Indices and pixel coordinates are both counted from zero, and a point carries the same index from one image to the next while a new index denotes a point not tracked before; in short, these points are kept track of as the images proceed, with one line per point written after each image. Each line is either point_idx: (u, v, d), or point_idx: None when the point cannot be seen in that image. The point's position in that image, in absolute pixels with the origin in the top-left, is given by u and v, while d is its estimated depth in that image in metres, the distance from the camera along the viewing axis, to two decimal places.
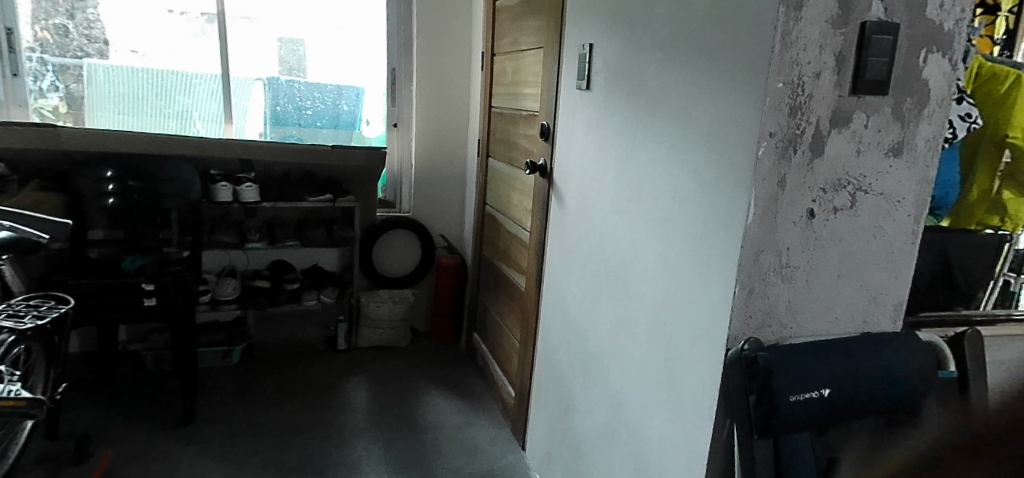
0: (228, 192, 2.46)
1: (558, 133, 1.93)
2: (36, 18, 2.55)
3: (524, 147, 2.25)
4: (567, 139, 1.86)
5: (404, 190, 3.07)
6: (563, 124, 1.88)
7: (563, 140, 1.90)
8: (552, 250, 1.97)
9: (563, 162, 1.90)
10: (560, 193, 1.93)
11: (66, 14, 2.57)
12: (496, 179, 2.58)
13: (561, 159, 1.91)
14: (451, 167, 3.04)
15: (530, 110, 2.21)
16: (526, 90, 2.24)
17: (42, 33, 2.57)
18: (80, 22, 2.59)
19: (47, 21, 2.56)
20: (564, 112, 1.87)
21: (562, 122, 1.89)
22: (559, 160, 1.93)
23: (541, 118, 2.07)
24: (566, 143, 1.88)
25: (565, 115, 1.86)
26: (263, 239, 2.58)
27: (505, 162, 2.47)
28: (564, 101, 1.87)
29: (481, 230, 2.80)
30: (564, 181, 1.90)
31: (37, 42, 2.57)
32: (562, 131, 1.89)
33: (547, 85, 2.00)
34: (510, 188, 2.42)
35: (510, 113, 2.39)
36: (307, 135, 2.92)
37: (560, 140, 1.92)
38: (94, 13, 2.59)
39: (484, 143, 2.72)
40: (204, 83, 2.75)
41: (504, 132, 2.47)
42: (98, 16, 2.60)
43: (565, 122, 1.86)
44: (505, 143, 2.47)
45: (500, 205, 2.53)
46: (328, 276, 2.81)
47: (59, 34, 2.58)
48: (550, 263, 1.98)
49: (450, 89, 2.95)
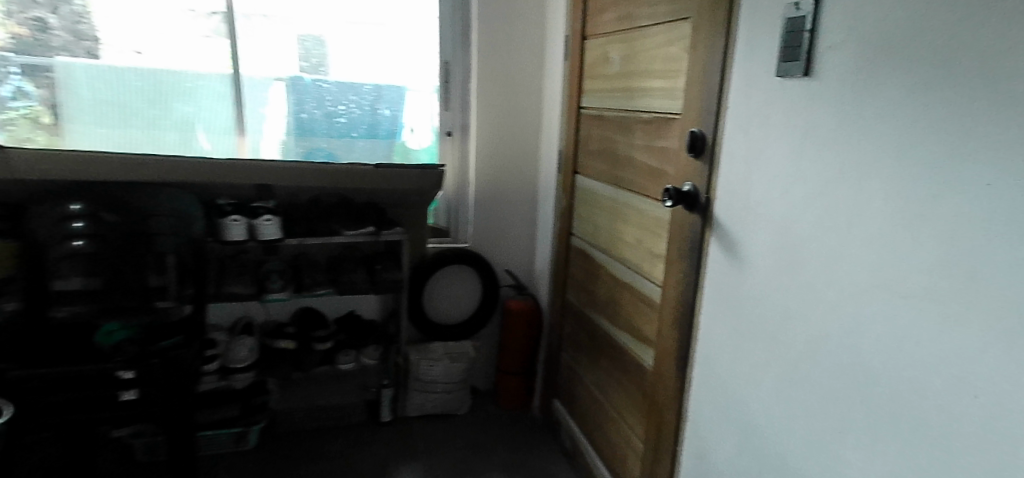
0: (240, 228, 1.79)
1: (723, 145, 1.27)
2: (8, 9, 1.93)
3: (644, 164, 1.57)
4: (747, 155, 1.19)
5: (461, 216, 2.39)
6: (738, 132, 1.22)
7: (735, 156, 1.23)
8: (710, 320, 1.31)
9: (735, 189, 1.23)
10: (730, 235, 1.25)
11: (48, 5, 1.95)
12: (591, 203, 1.89)
13: (731, 183, 1.25)
14: (518, 186, 2.34)
15: (659, 112, 1.50)
16: (650, 83, 1.55)
17: (17, 28, 1.94)
18: (66, 16, 1.97)
19: (23, 14, 1.94)
20: (740, 113, 1.21)
21: (734, 128, 1.23)
22: (727, 185, 1.26)
23: (682, 123, 1.40)
24: (744, 159, 1.20)
25: (743, 120, 1.20)
26: (286, 288, 1.90)
27: (606, 181, 1.79)
28: (740, 96, 1.21)
29: (564, 268, 2.11)
30: (738, 219, 1.23)
31: (12, 39, 1.95)
32: (733, 142, 1.23)
33: (700, 76, 1.33)
34: (616, 218, 1.73)
35: (616, 115, 1.72)
36: (339, 150, 2.28)
37: (727, 154, 1.26)
38: (82, 4, 1.98)
39: (570, 155, 2.01)
40: (206, 87, 2.12)
41: (604, 141, 1.79)
42: (87, 6, 1.98)
43: (744, 131, 1.20)
44: (605, 157, 1.79)
45: (598, 242, 1.86)
46: (370, 327, 2.10)
47: (37, 31, 1.96)
48: (705, 339, 1.33)
49: (518, 84, 2.25)
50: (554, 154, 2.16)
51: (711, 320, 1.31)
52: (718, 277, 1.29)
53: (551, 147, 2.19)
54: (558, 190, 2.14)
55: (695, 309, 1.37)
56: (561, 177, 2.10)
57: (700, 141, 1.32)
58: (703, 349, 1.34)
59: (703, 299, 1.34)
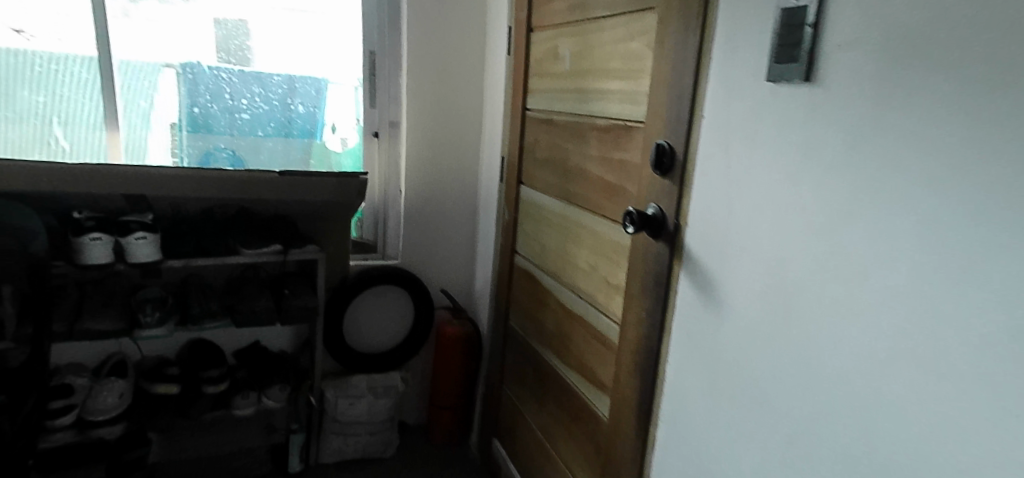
0: (103, 249, 1.47)
1: (697, 161, 1.05)
2: None
3: (600, 179, 1.34)
4: (729, 175, 0.97)
5: (390, 228, 2.10)
6: (716, 146, 1.00)
7: (712, 175, 1.01)
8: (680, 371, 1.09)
9: (713, 215, 1.01)
10: (706, 272, 1.03)
11: None
12: (537, 219, 1.66)
13: (708, 208, 1.02)
14: (455, 195, 2.07)
15: (619, 119, 1.28)
16: (607, 84, 1.32)
17: None
18: None
19: None
20: (719, 124, 0.99)
21: (712, 142, 1.01)
22: (703, 211, 1.04)
23: (647, 132, 1.17)
24: (724, 180, 0.98)
25: (723, 134, 0.98)
26: (165, 323, 1.57)
27: (555, 196, 1.55)
28: (720, 103, 0.99)
29: (506, 291, 1.87)
30: (717, 253, 1.01)
31: None
32: (711, 158, 1.01)
33: (670, 77, 1.10)
34: (566, 238, 1.50)
35: (567, 119, 1.48)
36: (243, 150, 1.96)
37: (702, 173, 1.04)
38: None
39: (514, 163, 1.76)
40: (64, 76, 1.75)
41: (553, 149, 1.55)
42: None
43: (724, 148, 0.98)
44: (553, 168, 1.55)
45: (546, 265, 1.62)
46: (275, 363, 1.83)
47: None
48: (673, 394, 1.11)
49: (455, 81, 1.99)
50: (496, 161, 1.91)
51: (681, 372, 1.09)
52: (690, 321, 1.07)
53: (494, 153, 1.94)
54: (500, 202, 1.89)
55: (662, 356, 1.14)
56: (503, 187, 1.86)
57: (670, 155, 1.10)
58: (670, 405, 1.12)
59: (672, 346, 1.12)
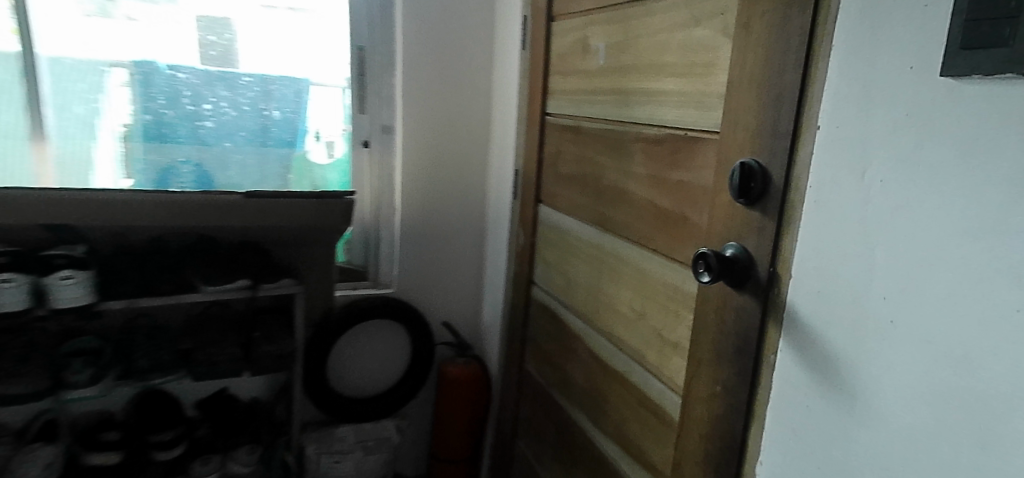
0: (16, 293, 1.16)
1: (809, 188, 0.76)
2: None
3: (651, 205, 1.04)
4: (866, 212, 0.68)
5: (382, 253, 1.79)
6: (843, 169, 0.71)
7: (834, 209, 0.72)
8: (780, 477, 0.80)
9: (834, 266, 0.72)
10: (826, 345, 0.73)
11: None
12: (562, 246, 1.36)
13: (826, 256, 0.73)
14: (458, 214, 1.77)
15: (678, 128, 0.98)
16: (658, 83, 1.03)
17: None
18: None
19: None
20: (849, 138, 0.70)
21: (836, 162, 0.72)
22: (818, 259, 0.74)
23: (724, 146, 0.88)
24: (857, 218, 0.69)
25: (864, 156, 0.68)
26: (96, 377, 1.29)
27: (586, 221, 1.25)
28: (849, 108, 0.70)
29: (523, 329, 1.56)
30: (842, 321, 0.71)
31: None
32: (834, 185, 0.72)
33: (761, 75, 0.81)
34: (601, 274, 1.21)
35: (603, 128, 1.17)
36: (211, 164, 1.65)
37: (815, 206, 0.75)
38: None
39: (530, 178, 1.47)
40: None
41: (581, 163, 1.26)
42: None
43: (863, 176, 0.68)
44: (583, 186, 1.25)
45: (574, 304, 1.32)
46: (244, 417, 1.53)
47: None
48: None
49: (458, 81, 1.69)
50: (508, 175, 1.61)
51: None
52: (795, 408, 0.78)
53: (505, 164, 1.64)
54: (513, 223, 1.59)
55: (749, 447, 0.85)
56: (518, 205, 1.56)
57: (764, 178, 0.81)
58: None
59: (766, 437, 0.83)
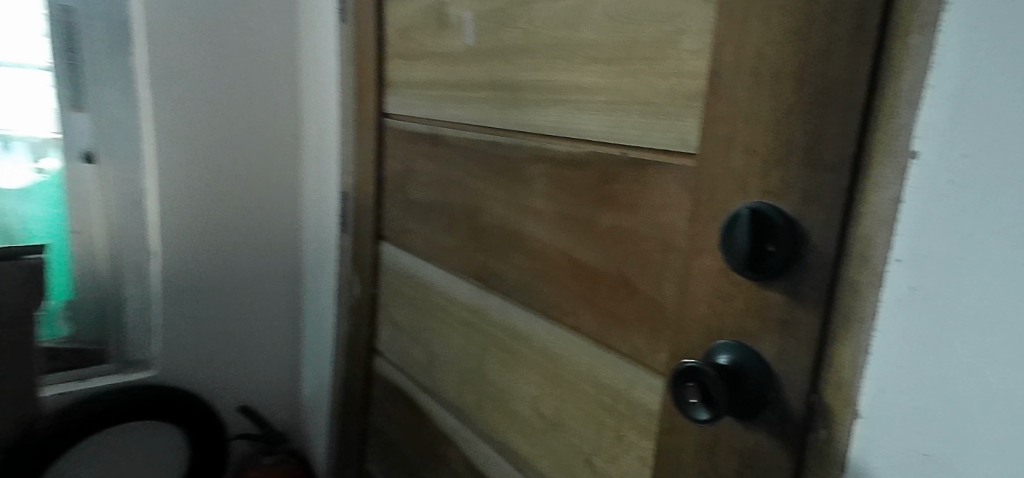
0: None
1: (892, 265, 0.43)
2: None
3: (566, 258, 0.68)
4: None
5: (130, 318, 1.20)
6: (974, 240, 0.39)
7: (952, 310, 0.40)
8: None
9: (957, 414, 0.40)
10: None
11: None
12: (421, 303, 0.96)
13: (938, 393, 0.41)
14: (250, 255, 1.27)
15: (611, 147, 0.62)
16: (573, 75, 0.66)
17: None
18: None
19: None
20: (985, 183, 0.38)
21: (955, 227, 0.39)
22: (921, 392, 0.42)
23: (707, 177, 0.53)
24: (1014, 337, 0.37)
25: None
26: None
27: (456, 272, 0.87)
28: (989, 128, 0.38)
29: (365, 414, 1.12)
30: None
31: None
32: (951, 268, 0.40)
33: (782, 65, 0.47)
34: (485, 353, 0.82)
35: (474, 136, 0.82)
36: None
37: (907, 299, 0.42)
38: None
39: (367, 202, 1.07)
40: None
41: (442, 187, 0.89)
42: None
43: None
44: (449, 222, 0.88)
45: (442, 393, 0.91)
46: None
47: None
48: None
49: (242, 63, 1.20)
50: (333, 198, 1.18)
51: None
52: None
53: (328, 185, 1.19)
54: (343, 264, 1.16)
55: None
56: (348, 240, 1.14)
57: (795, 239, 0.47)
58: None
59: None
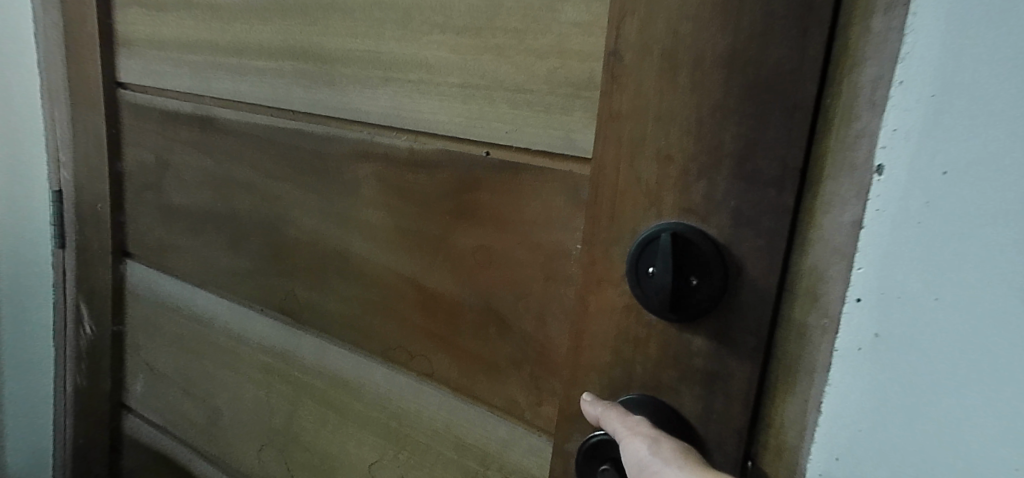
0: None
1: (850, 306, 0.35)
2: None
3: (408, 286, 0.54)
4: None
5: None
6: (959, 283, 0.31)
7: (927, 364, 0.32)
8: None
9: None
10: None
11: None
12: (195, 344, 0.73)
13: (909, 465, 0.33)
14: None
15: (469, 144, 0.49)
16: (405, 49, 0.51)
17: None
18: None
19: None
20: (977, 213, 0.30)
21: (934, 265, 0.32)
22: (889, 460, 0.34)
23: (606, 191, 0.41)
24: (1008, 399, 0.31)
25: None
26: None
27: (249, 303, 0.67)
28: (984, 142, 0.30)
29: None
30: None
31: None
32: (928, 315, 0.32)
33: (705, 49, 0.36)
34: (297, 408, 0.64)
35: (263, 122, 0.62)
36: None
37: (869, 349, 0.34)
38: None
39: (104, 206, 0.79)
40: None
41: (219, 191, 0.67)
42: None
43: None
44: (232, 239, 0.67)
45: (233, 462, 0.71)
46: None
47: None
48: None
49: None
50: (45, 199, 0.86)
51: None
52: None
53: (36, 182, 0.86)
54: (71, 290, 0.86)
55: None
56: (77, 258, 0.84)
57: (724, 268, 0.37)
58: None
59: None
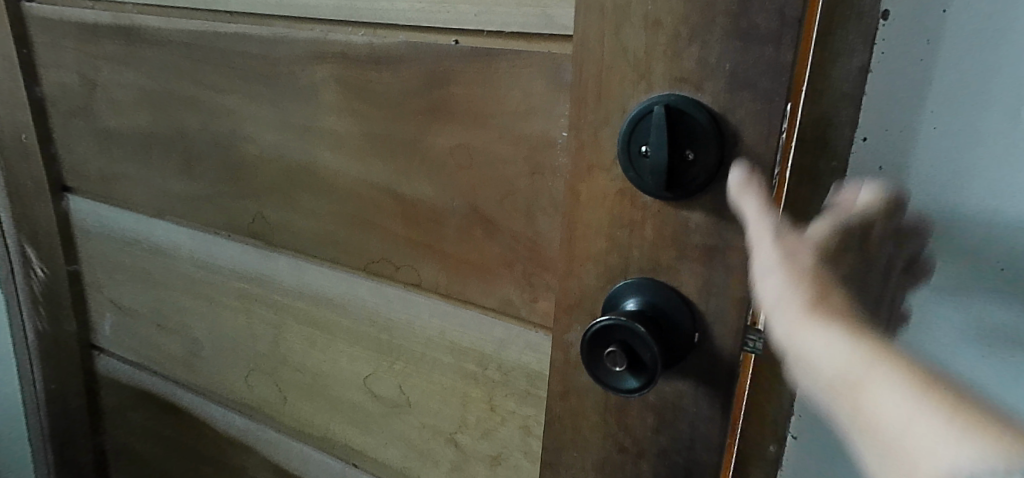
0: None
1: (857, 146, 0.43)
2: None
3: (384, 194, 0.51)
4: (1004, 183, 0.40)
5: None
6: (962, 109, 0.40)
7: (935, 172, 0.41)
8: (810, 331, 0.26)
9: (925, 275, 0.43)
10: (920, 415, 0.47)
11: None
12: (160, 278, 0.70)
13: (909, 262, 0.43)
14: None
15: (436, 31, 0.45)
16: None
17: None
18: None
19: None
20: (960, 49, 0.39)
21: (947, 99, 0.40)
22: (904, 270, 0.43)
23: (591, 69, 0.38)
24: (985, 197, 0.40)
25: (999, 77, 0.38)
26: None
27: (213, 229, 0.63)
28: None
29: (93, 422, 0.86)
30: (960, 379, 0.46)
31: None
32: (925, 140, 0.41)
33: None
34: (281, 329, 0.62)
35: (199, 27, 0.56)
36: None
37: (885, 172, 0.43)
38: None
39: (26, 137, 0.73)
40: None
41: (159, 110, 0.62)
42: None
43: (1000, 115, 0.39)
44: (183, 162, 0.62)
45: (220, 390, 0.70)
46: None
47: None
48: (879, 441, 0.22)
49: None
50: None
51: (863, 339, 0.25)
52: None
53: None
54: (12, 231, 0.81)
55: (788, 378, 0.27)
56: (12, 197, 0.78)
57: (720, 139, 0.35)
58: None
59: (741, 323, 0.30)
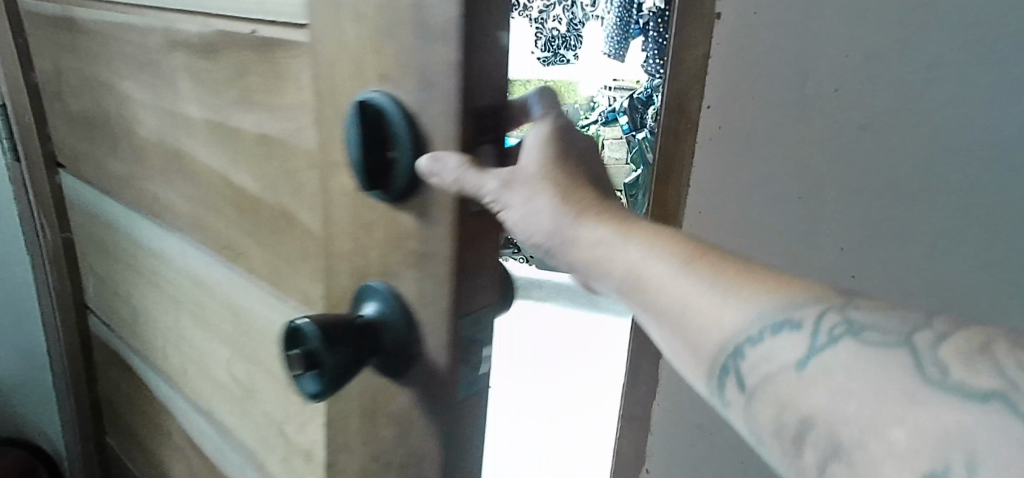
0: None
1: None
2: None
3: (224, 181, 0.52)
4: None
5: None
6: None
7: None
8: (656, 267, 0.33)
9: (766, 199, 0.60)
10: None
11: None
12: (112, 248, 0.77)
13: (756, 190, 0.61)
14: None
15: (238, 20, 0.44)
16: None
17: None
18: None
19: None
20: None
21: None
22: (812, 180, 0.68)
23: (325, 58, 0.36)
24: None
25: None
26: None
27: (134, 206, 0.68)
28: None
29: (88, 375, 0.96)
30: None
31: None
32: None
33: None
34: (177, 305, 0.65)
35: (106, 17, 0.60)
36: None
37: None
38: None
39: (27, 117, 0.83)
40: None
41: (93, 94, 0.67)
42: None
43: None
44: (111, 142, 0.67)
45: (150, 356, 0.75)
46: None
47: None
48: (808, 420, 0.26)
49: None
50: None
51: (723, 286, 0.31)
52: None
53: None
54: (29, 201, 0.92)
55: (641, 300, 0.34)
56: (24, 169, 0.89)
57: (415, 139, 0.32)
58: (803, 451, 0.26)
59: (577, 257, 0.36)
